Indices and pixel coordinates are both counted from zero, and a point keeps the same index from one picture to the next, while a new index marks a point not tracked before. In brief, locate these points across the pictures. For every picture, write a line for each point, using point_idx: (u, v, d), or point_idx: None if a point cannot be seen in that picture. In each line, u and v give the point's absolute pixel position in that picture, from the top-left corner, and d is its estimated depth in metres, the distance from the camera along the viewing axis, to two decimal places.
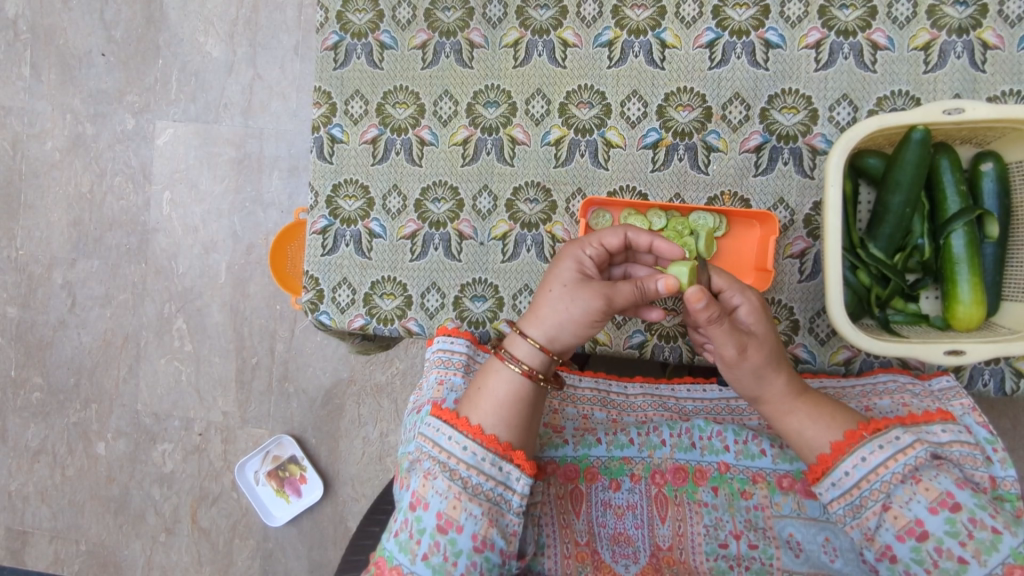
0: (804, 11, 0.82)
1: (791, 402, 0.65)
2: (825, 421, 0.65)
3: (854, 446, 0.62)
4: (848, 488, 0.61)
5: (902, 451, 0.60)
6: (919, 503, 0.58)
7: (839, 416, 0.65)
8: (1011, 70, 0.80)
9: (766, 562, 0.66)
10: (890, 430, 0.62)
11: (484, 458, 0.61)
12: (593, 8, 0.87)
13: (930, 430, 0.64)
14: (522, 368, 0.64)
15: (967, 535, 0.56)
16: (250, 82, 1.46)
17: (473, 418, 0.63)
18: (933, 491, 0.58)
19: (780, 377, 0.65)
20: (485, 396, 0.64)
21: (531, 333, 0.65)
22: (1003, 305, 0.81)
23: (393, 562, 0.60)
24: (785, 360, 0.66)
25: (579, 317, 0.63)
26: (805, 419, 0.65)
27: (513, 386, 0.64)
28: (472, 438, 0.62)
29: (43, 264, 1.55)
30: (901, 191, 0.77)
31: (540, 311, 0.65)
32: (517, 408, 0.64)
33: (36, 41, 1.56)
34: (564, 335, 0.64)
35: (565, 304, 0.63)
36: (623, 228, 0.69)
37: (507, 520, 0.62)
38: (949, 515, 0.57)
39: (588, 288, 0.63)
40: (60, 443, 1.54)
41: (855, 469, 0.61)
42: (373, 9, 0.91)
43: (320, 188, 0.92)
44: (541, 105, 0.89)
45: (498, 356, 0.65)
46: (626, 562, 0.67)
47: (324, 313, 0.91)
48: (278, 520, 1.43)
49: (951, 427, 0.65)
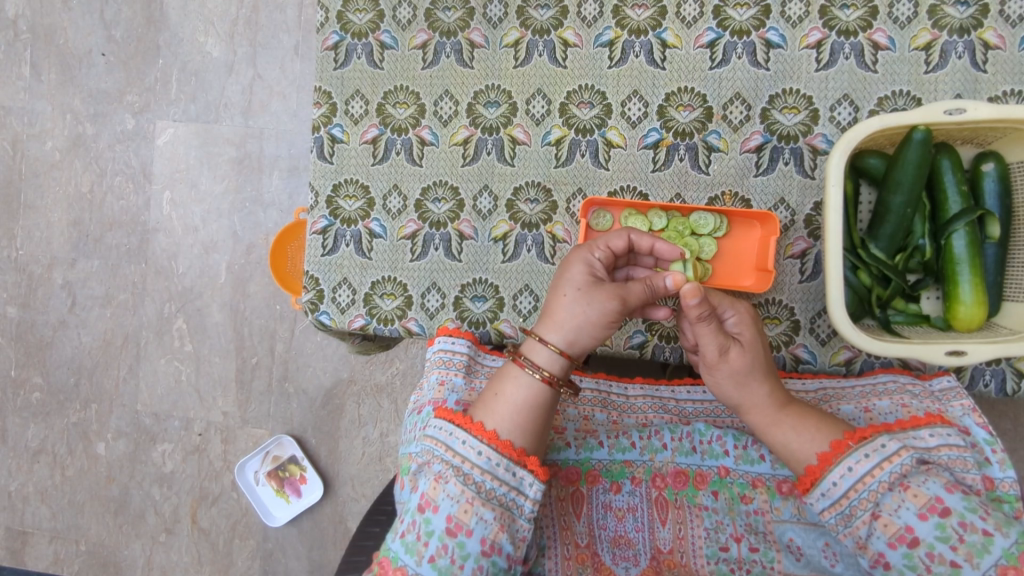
0: (805, 11, 0.82)
1: (775, 414, 0.66)
2: (810, 433, 0.65)
3: (840, 457, 0.61)
4: (837, 498, 0.61)
5: (888, 459, 0.60)
6: (908, 510, 0.58)
7: (824, 427, 0.65)
8: (1013, 70, 0.79)
9: (768, 565, 0.66)
10: (876, 438, 0.61)
11: (498, 463, 0.61)
12: (594, 8, 0.87)
13: (917, 436, 0.64)
14: (542, 373, 0.64)
15: (958, 539, 0.56)
16: (250, 82, 1.46)
17: (488, 423, 0.63)
18: (922, 497, 0.58)
19: (762, 387, 0.66)
20: (501, 401, 0.64)
21: (550, 339, 0.64)
22: (1004, 306, 0.81)
23: (398, 563, 0.60)
24: (771, 371, 0.67)
25: (596, 319, 0.64)
26: (789, 431, 0.65)
27: (531, 391, 0.64)
28: (487, 444, 0.62)
29: (43, 264, 1.55)
30: (902, 191, 0.77)
31: (557, 315, 0.65)
32: (534, 413, 0.64)
33: (36, 41, 1.56)
34: (583, 338, 0.64)
35: (581, 308, 0.64)
36: (626, 231, 0.71)
37: (518, 526, 0.62)
38: (939, 521, 0.57)
39: (603, 291, 0.64)
40: (60, 444, 1.54)
41: (843, 479, 0.61)
42: (373, 9, 0.91)
43: (320, 188, 0.92)
44: (542, 105, 0.88)
45: (516, 362, 0.65)
46: (626, 565, 0.67)
47: (323, 313, 0.91)
48: (278, 520, 1.43)
49: (940, 431, 0.64)
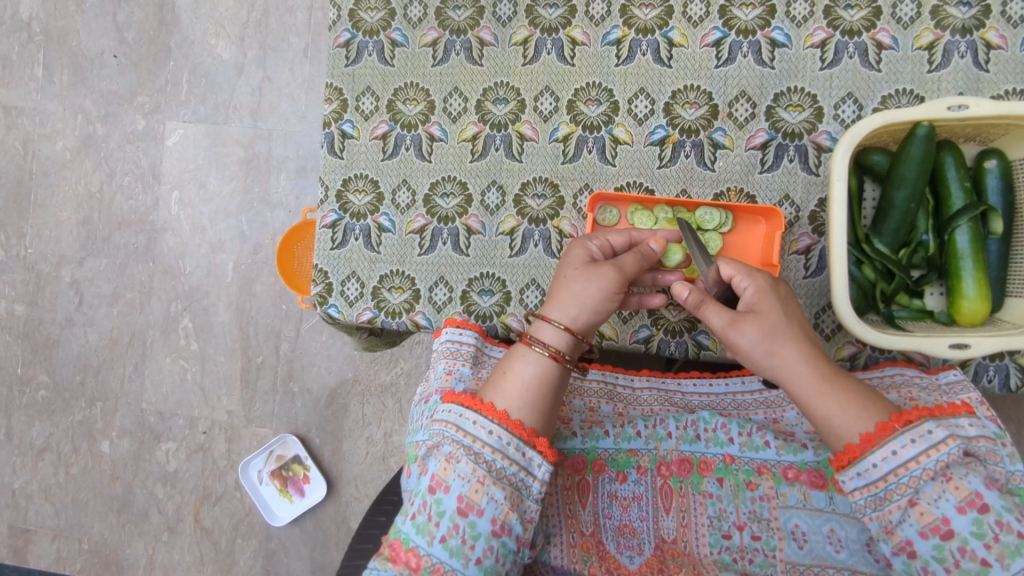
0: (810, 11, 0.84)
1: (818, 387, 0.64)
2: (856, 410, 0.63)
3: (885, 439, 0.61)
4: (874, 480, 0.61)
5: (934, 447, 0.59)
6: (948, 501, 0.58)
7: (868, 408, 0.63)
8: (1014, 69, 0.81)
9: (769, 553, 0.68)
10: (922, 423, 0.61)
11: (509, 443, 0.62)
12: (602, 7, 0.88)
13: (958, 424, 0.64)
14: (549, 350, 0.65)
15: (993, 538, 0.56)
16: (260, 84, 1.48)
17: (499, 403, 0.64)
18: (963, 490, 0.58)
19: (795, 355, 0.65)
20: (510, 379, 0.65)
21: (553, 316, 0.67)
22: (1006, 301, 0.81)
23: (409, 544, 0.61)
24: (805, 340, 0.66)
25: (596, 292, 0.68)
26: (833, 407, 0.63)
27: (540, 367, 0.65)
28: (497, 423, 0.62)
29: (52, 263, 1.57)
30: (907, 186, 0.78)
31: (559, 293, 0.68)
32: (544, 390, 0.65)
33: (49, 43, 1.58)
34: (586, 313, 0.67)
35: (582, 284, 0.68)
36: (627, 230, 0.76)
37: (525, 507, 0.62)
38: (977, 516, 0.57)
39: (599, 267, 0.69)
40: (65, 442, 1.55)
41: (884, 461, 0.60)
42: (384, 8, 0.93)
43: (330, 182, 0.93)
44: (550, 102, 0.90)
45: (523, 341, 0.67)
46: (630, 553, 0.69)
47: (332, 306, 0.92)
48: (281, 520, 1.44)
49: (978, 422, 0.65)
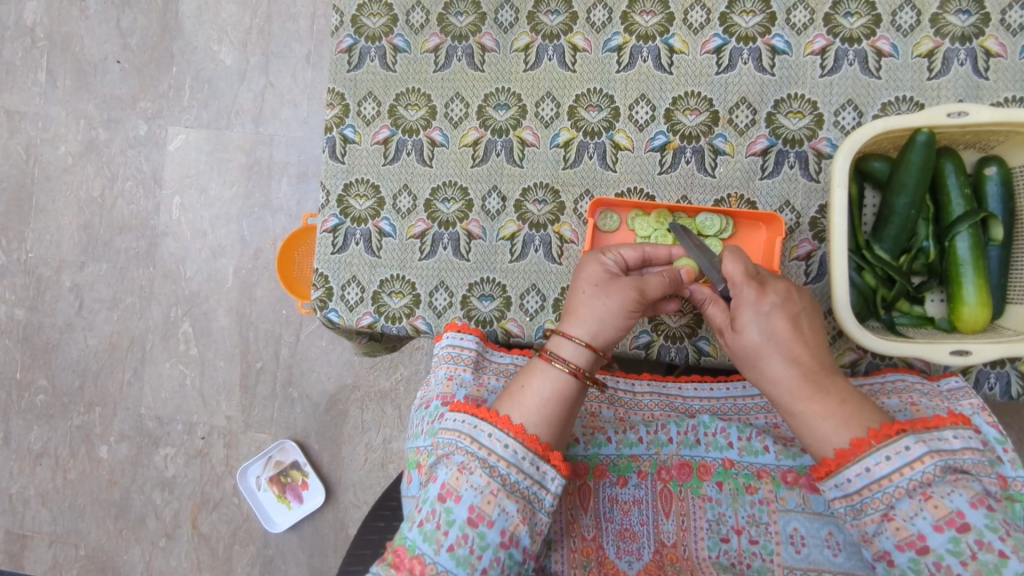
0: (810, 18, 0.84)
1: (789, 406, 0.65)
2: (822, 435, 0.62)
3: (859, 456, 0.60)
4: (850, 492, 0.61)
5: (909, 464, 0.58)
6: (924, 519, 0.57)
7: (835, 435, 0.62)
8: (1014, 76, 0.81)
9: (767, 557, 0.67)
10: (901, 438, 0.59)
11: (524, 457, 0.62)
12: (603, 14, 0.89)
13: (941, 437, 0.60)
14: (570, 366, 0.66)
15: (970, 556, 0.56)
16: (262, 90, 1.49)
17: (516, 417, 0.64)
18: (942, 509, 0.57)
19: (768, 374, 0.65)
20: (527, 394, 0.65)
21: (575, 333, 0.68)
22: (1006, 308, 0.81)
23: (415, 552, 0.60)
24: (786, 359, 0.64)
25: (615, 309, 0.68)
26: (802, 428, 0.64)
27: (558, 384, 0.65)
28: (513, 437, 0.62)
29: (53, 267, 1.57)
30: (907, 193, 0.78)
31: (578, 311, 0.69)
32: (561, 406, 0.65)
33: (52, 49, 1.59)
34: (607, 330, 0.68)
35: (600, 301, 0.68)
36: (641, 245, 0.75)
37: (537, 519, 0.62)
38: (954, 535, 0.56)
39: (618, 285, 0.69)
40: (63, 446, 1.54)
41: (859, 477, 0.60)
42: (387, 13, 0.93)
43: (331, 187, 0.93)
44: (551, 107, 0.90)
45: (542, 357, 0.67)
46: (629, 559, 0.69)
47: (332, 310, 0.92)
48: (279, 525, 1.43)
49: (963, 433, 0.61)
